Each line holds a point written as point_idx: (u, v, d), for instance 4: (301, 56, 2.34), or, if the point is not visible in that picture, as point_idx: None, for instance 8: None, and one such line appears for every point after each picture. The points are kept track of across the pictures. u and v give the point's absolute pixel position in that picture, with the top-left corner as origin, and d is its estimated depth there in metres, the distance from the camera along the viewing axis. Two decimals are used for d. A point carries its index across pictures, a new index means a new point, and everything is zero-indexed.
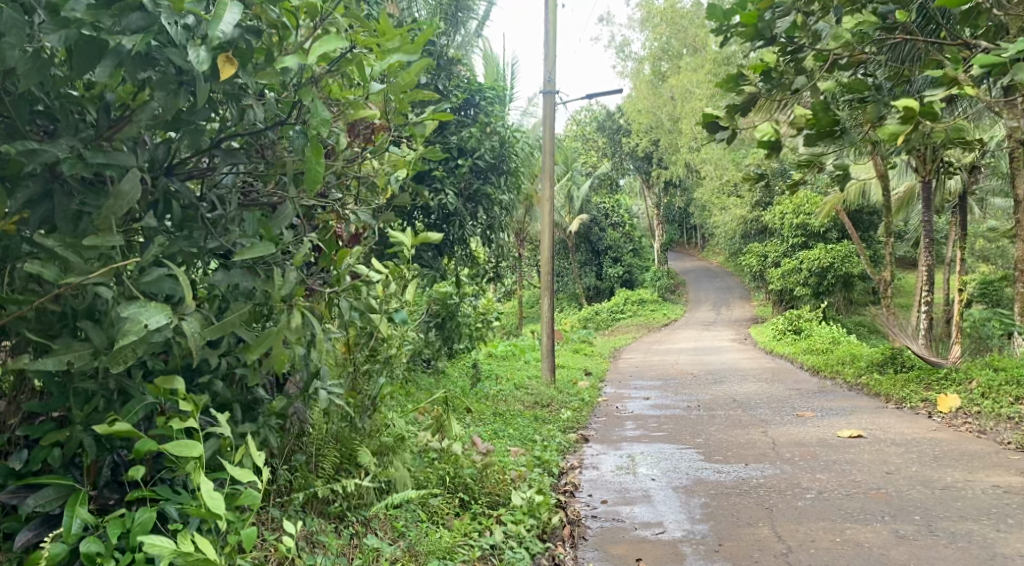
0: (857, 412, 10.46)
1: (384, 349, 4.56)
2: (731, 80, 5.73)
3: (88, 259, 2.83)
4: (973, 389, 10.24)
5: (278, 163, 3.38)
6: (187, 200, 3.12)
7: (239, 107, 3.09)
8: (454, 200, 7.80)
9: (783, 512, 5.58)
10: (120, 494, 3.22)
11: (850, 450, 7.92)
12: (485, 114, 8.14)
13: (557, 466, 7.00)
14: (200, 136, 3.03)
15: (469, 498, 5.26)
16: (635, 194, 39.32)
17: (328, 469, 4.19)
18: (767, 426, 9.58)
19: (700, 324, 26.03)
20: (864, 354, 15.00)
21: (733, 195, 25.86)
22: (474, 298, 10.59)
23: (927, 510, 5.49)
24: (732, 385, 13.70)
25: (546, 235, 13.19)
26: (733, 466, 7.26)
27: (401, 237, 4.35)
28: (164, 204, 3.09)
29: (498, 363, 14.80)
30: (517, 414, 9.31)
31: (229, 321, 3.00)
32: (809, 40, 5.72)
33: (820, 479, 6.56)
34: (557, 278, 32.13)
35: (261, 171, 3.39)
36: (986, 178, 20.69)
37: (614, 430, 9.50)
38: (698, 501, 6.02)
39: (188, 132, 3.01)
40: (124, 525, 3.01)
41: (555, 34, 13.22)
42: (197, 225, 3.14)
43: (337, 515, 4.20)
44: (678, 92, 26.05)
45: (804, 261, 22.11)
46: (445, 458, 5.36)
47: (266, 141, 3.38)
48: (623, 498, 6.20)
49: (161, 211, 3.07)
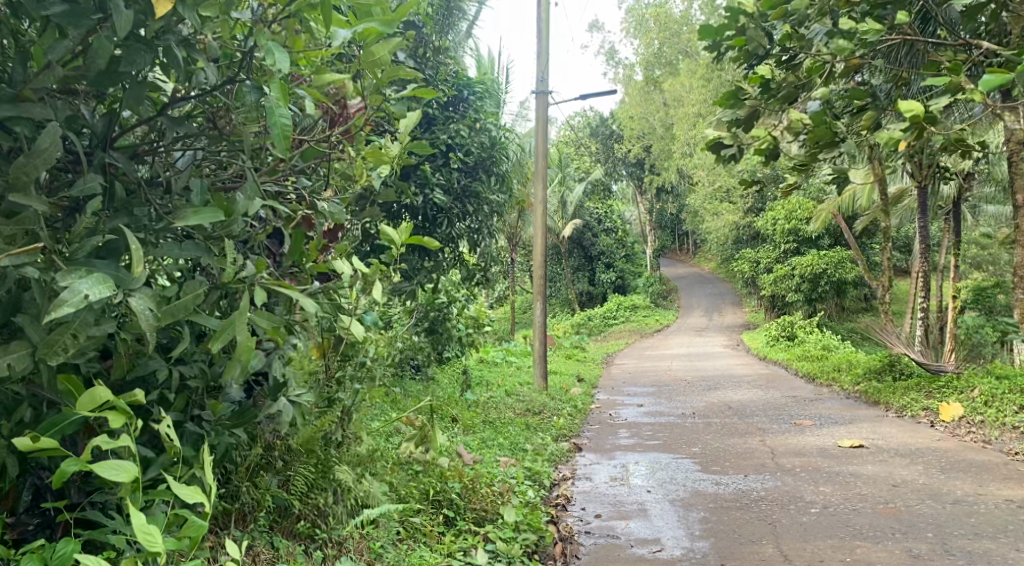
0: (856, 421, 10.16)
1: (359, 353, 4.26)
2: (730, 95, 5.67)
3: (7, 235, 2.53)
4: (976, 397, 9.94)
5: (236, 137, 3.07)
6: (130, 179, 2.83)
7: (189, 71, 2.82)
8: (442, 198, 7.50)
9: (787, 528, 5.29)
10: (40, 520, 2.95)
11: (852, 461, 7.62)
12: (475, 110, 7.86)
13: (548, 477, 6.68)
14: (141, 89, 2.72)
15: (454, 515, 4.97)
16: (628, 199, 39.06)
17: (300, 486, 3.88)
18: (764, 434, 9.29)
19: (692, 330, 25.75)
20: (860, 361, 14.71)
21: (726, 201, 25.62)
22: (463, 302, 10.27)
23: (941, 527, 5.20)
24: (727, 391, 13.39)
25: (537, 239, 12.92)
26: (732, 477, 6.96)
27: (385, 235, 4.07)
28: (105, 182, 2.80)
29: (489, 369, 14.49)
30: (507, 421, 9.00)
31: (184, 303, 2.71)
32: (804, 47, 5.69)
33: (824, 492, 6.26)
34: (549, 283, 31.83)
35: (222, 150, 3.08)
36: (980, 185, 20.47)
37: (607, 439, 9.19)
38: (696, 515, 5.72)
39: (131, 86, 2.70)
40: (42, 560, 2.66)
41: (547, 34, 12.96)
42: (141, 202, 2.82)
43: (309, 536, 3.90)
44: (671, 97, 25.86)
45: (797, 268, 21.83)
46: (430, 471, 5.10)
47: (222, 111, 3.07)
48: (618, 512, 5.89)
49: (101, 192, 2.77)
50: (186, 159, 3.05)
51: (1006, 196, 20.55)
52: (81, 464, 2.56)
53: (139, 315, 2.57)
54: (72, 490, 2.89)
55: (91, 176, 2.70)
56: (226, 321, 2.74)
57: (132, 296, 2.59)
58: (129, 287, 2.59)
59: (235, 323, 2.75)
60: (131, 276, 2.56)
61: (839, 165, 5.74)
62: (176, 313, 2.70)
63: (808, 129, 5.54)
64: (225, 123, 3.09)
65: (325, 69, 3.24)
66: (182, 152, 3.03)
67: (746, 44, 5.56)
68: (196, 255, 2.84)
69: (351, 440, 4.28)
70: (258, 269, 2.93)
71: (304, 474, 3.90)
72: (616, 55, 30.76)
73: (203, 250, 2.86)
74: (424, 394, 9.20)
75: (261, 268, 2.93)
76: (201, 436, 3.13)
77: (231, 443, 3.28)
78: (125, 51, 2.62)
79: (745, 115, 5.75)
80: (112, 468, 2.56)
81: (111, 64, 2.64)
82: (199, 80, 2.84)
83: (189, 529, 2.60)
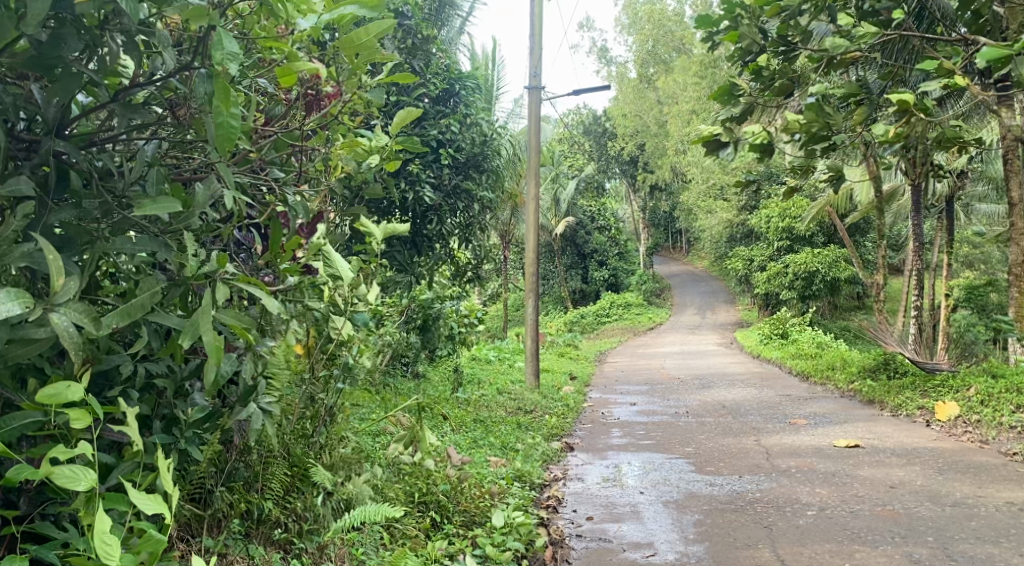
0: (851, 420, 10.06)
1: (344, 353, 4.07)
2: (725, 90, 5.55)
3: None
4: (972, 396, 9.83)
5: (195, 124, 2.94)
6: (85, 169, 2.69)
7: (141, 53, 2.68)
8: (432, 195, 7.34)
9: (783, 532, 5.16)
10: None
11: (848, 461, 7.50)
12: (465, 105, 7.68)
13: (538, 479, 6.53)
14: (74, 81, 2.58)
15: (440, 517, 4.83)
16: (621, 197, 38.92)
17: (277, 489, 3.70)
18: (759, 434, 9.17)
19: (685, 328, 25.63)
20: (854, 360, 14.60)
21: (719, 199, 25.51)
22: (455, 300, 10.13)
23: (940, 531, 5.08)
24: (721, 390, 13.27)
25: (530, 236, 12.78)
26: (725, 478, 6.82)
27: (370, 230, 4.05)
28: (60, 174, 2.67)
29: (482, 367, 14.34)
30: (498, 420, 8.86)
31: (140, 302, 2.63)
32: (802, 40, 5.53)
33: (821, 494, 6.13)
34: (542, 281, 31.68)
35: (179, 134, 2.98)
36: (974, 183, 20.38)
37: (600, 438, 9.07)
38: (690, 518, 5.59)
39: (63, 76, 2.57)
40: None
41: (540, 29, 12.81)
42: (92, 194, 2.68)
43: (285, 544, 3.73)
44: (665, 94, 25.73)
45: (791, 266, 21.71)
46: (416, 472, 4.94)
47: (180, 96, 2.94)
48: (610, 514, 5.75)
49: (53, 181, 2.61)
50: (153, 147, 2.92)
51: (1000, 194, 20.46)
52: (33, 470, 2.47)
53: (62, 334, 2.43)
54: (22, 499, 2.73)
55: (20, 174, 2.54)
56: (188, 323, 2.62)
57: (54, 311, 2.46)
58: (51, 301, 2.46)
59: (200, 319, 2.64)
60: (54, 291, 2.46)
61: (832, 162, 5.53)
62: (131, 314, 2.62)
63: (802, 124, 5.40)
64: (185, 113, 2.98)
65: (296, 55, 3.12)
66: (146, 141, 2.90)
67: (739, 39, 5.45)
68: (150, 249, 2.69)
69: (333, 441, 4.12)
70: (223, 265, 2.80)
71: (282, 479, 3.73)
72: (609, 52, 30.61)
73: (159, 244, 2.70)
74: (414, 393, 9.06)
75: (225, 264, 2.80)
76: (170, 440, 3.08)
77: (197, 445, 3.19)
78: (54, 35, 2.51)
79: (740, 111, 5.68)
80: (65, 476, 2.50)
81: (42, 51, 2.51)
82: (155, 64, 2.78)
83: (147, 542, 2.49)
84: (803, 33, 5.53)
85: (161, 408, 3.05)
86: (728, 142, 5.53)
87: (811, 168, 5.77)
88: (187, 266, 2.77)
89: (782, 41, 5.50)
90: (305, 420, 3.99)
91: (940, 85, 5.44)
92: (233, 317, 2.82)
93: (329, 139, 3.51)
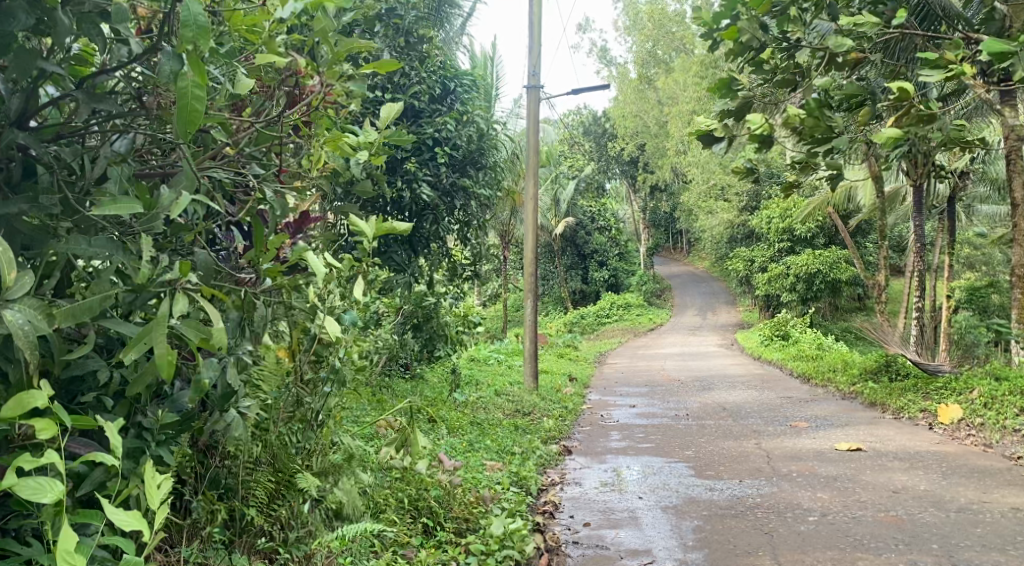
0: (853, 423, 9.93)
1: (332, 355, 3.96)
2: (724, 86, 5.45)
3: None
4: (976, 398, 9.71)
5: (163, 114, 2.86)
6: (47, 162, 2.64)
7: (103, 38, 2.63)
8: (429, 194, 7.22)
9: (784, 538, 5.06)
10: None
11: (849, 465, 7.39)
12: (462, 102, 7.54)
13: (536, 483, 6.41)
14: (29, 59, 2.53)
15: (433, 525, 4.74)
16: (622, 198, 38.78)
17: (263, 497, 3.61)
18: (759, 436, 9.06)
19: (685, 329, 25.51)
20: (855, 361, 14.48)
21: (720, 199, 25.38)
22: (453, 301, 10.02)
23: (945, 537, 4.98)
24: (721, 392, 13.17)
25: (529, 237, 12.65)
26: (725, 483, 6.71)
27: (363, 228, 3.83)
28: (22, 165, 2.65)
29: (481, 368, 14.24)
30: (495, 423, 8.74)
31: (88, 304, 2.54)
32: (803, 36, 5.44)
33: (823, 499, 6.02)
34: (542, 282, 31.56)
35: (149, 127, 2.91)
36: (975, 184, 20.26)
37: (598, 441, 8.96)
38: (689, 524, 5.48)
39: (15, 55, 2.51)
40: None
41: (540, 28, 12.70)
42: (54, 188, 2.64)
43: (269, 554, 3.64)
44: (666, 94, 25.62)
45: (792, 267, 21.58)
46: (409, 479, 4.84)
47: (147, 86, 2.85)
48: (608, 520, 5.65)
49: (15, 175, 2.62)
50: (123, 143, 2.88)
51: (1002, 194, 20.34)
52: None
53: (14, 330, 2.39)
54: None
55: None
56: (142, 327, 2.54)
57: (7, 307, 2.41)
58: (5, 298, 2.42)
59: (155, 330, 2.54)
60: (8, 287, 2.41)
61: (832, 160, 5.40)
62: (85, 314, 2.54)
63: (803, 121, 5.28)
64: (155, 102, 2.87)
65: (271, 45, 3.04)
66: (119, 135, 2.87)
67: (739, 37, 5.36)
68: (107, 252, 2.61)
69: (322, 447, 4.02)
70: (184, 274, 2.70)
71: (267, 486, 3.64)
72: (609, 52, 30.53)
73: (116, 247, 2.63)
74: (410, 395, 8.95)
75: (185, 273, 2.69)
76: (141, 448, 3.00)
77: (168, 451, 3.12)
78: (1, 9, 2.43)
79: (737, 107, 5.54)
80: (31, 488, 2.41)
81: None
82: (118, 53, 2.71)
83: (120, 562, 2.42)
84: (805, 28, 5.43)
85: (134, 418, 3.00)
86: (723, 136, 5.46)
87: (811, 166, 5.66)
88: (141, 272, 2.65)
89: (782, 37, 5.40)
90: (292, 424, 3.88)
91: (941, 78, 5.33)
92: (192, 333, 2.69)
93: (311, 134, 3.41)
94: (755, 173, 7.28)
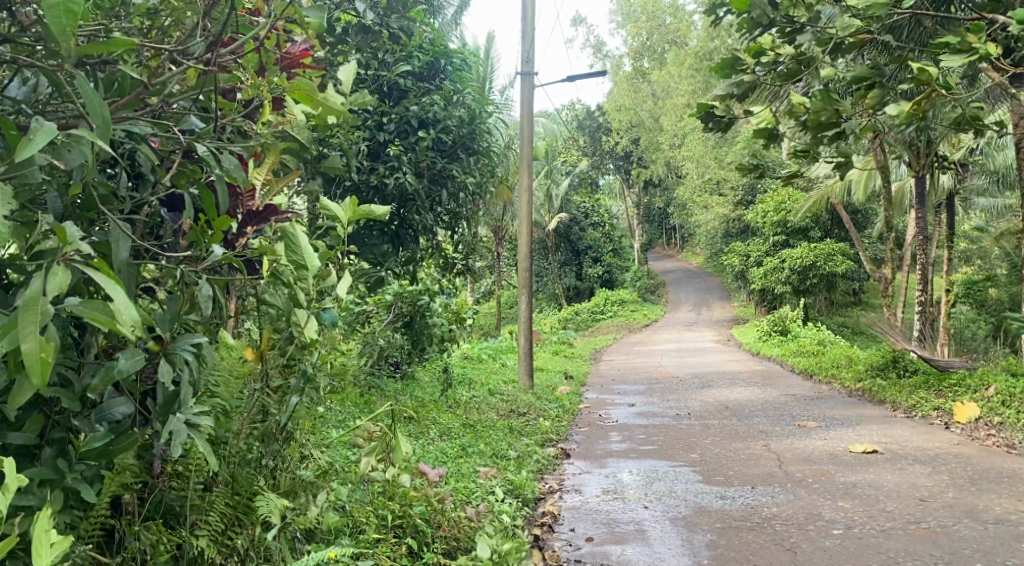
0: (864, 422, 9.43)
1: (301, 355, 3.48)
2: (727, 66, 4.97)
3: None
4: (992, 396, 9.22)
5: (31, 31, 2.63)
6: None
7: None
8: (413, 180, 6.67)
9: (810, 557, 4.65)
10: None
11: (868, 468, 6.93)
12: (451, 80, 7.02)
13: (532, 491, 5.93)
14: None
15: (418, 544, 4.23)
16: (614, 193, 38.42)
17: (215, 522, 3.16)
18: (768, 437, 8.57)
19: (681, 325, 25.03)
20: (860, 357, 14.01)
21: (716, 193, 24.78)
22: (445, 297, 9.49)
23: (990, 556, 4.58)
24: (722, 389, 12.71)
25: (522, 232, 12.13)
26: (737, 490, 6.23)
27: (336, 210, 3.85)
28: None
29: (472, 367, 13.75)
30: (489, 425, 8.24)
31: None
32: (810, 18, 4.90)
33: (845, 508, 5.57)
34: (536, 279, 31.03)
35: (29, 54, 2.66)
36: (973, 177, 19.81)
37: (597, 443, 8.46)
38: (702, 538, 5.02)
39: None
40: None
41: (533, 12, 12.20)
42: None
43: None
44: (661, 88, 25.13)
45: (786, 260, 21.07)
46: (390, 493, 4.37)
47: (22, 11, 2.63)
48: (612, 533, 5.17)
49: None
50: (21, 88, 2.70)
51: (1002, 187, 19.89)
52: None
53: None
54: None
55: None
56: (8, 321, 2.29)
57: None
58: None
59: (27, 318, 2.26)
60: None
61: (842, 150, 4.88)
62: None
63: (808, 111, 4.76)
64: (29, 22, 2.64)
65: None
66: (14, 79, 2.67)
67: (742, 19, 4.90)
68: None
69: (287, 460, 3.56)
70: (63, 240, 2.40)
71: (222, 510, 3.19)
72: (604, 47, 30.04)
73: None
74: (400, 396, 8.45)
75: (64, 240, 2.41)
76: (58, 476, 2.66)
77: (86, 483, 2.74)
78: None
79: (744, 88, 5.07)
80: None
81: None
82: None
83: None
84: (811, 10, 4.88)
85: (50, 433, 2.65)
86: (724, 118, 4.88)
87: (816, 156, 5.02)
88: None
89: (786, 20, 4.93)
90: (251, 439, 3.41)
91: (962, 61, 4.66)
92: (90, 313, 2.35)
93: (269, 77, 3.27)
94: (761, 166, 6.80)
